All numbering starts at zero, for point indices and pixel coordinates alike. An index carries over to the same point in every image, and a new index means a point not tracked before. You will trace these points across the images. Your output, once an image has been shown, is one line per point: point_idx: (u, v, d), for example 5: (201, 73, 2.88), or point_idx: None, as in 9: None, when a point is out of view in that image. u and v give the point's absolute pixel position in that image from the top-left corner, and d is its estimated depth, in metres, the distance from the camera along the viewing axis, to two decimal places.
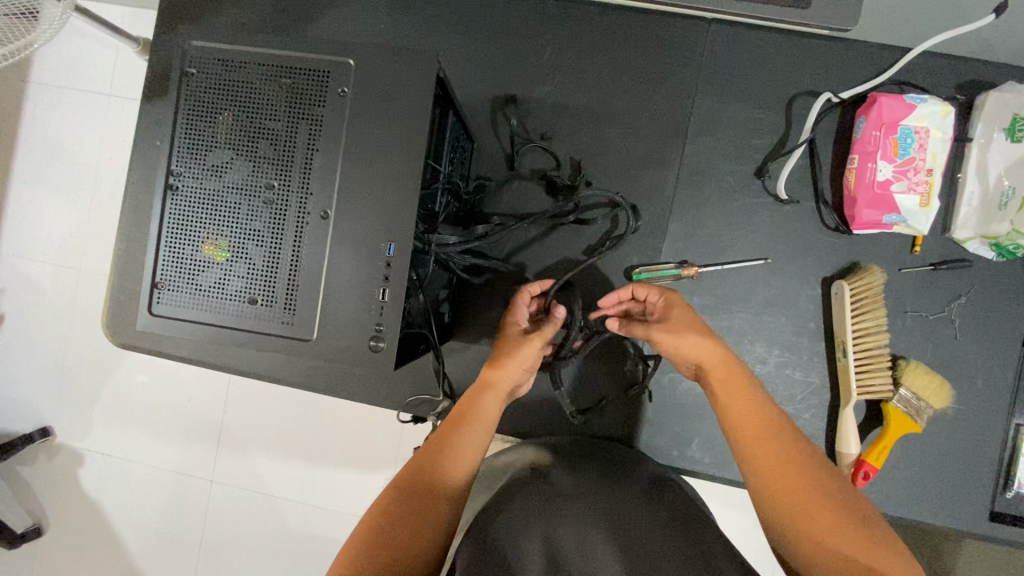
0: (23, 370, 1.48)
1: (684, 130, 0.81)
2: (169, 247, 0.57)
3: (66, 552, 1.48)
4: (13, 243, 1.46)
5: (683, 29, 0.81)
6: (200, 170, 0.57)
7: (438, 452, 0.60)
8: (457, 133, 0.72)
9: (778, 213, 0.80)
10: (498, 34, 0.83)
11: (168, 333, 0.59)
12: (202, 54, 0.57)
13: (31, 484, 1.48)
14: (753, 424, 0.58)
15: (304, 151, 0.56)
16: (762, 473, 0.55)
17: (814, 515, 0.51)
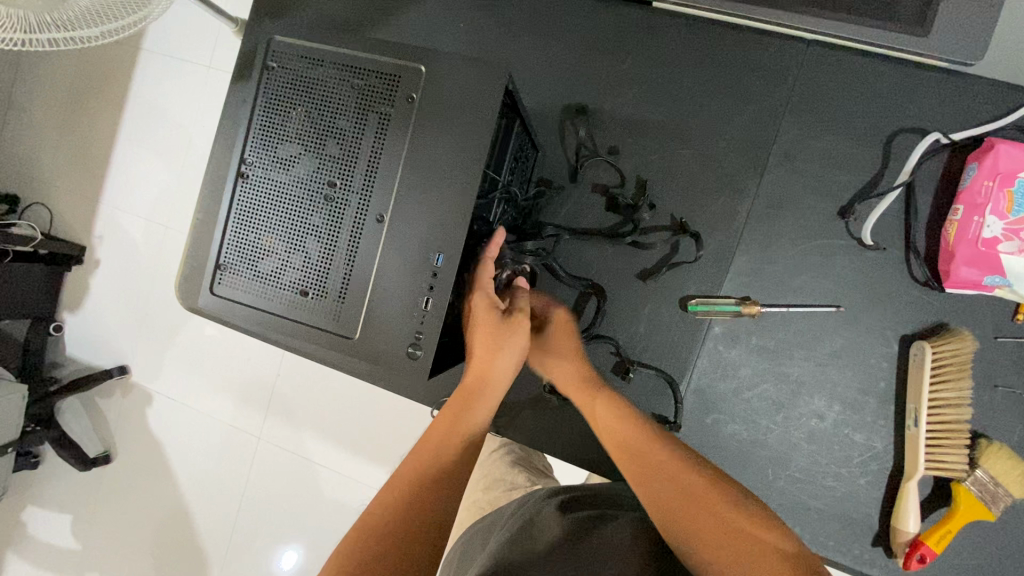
0: (110, 312, 1.62)
1: (766, 157, 0.76)
2: (234, 232, 0.60)
3: (127, 480, 1.62)
4: (113, 197, 1.60)
5: (778, 49, 0.75)
6: (269, 161, 0.59)
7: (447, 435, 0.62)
8: (522, 142, 0.71)
9: (859, 259, 0.73)
10: (578, 41, 0.80)
11: (225, 312, 0.61)
12: (283, 50, 0.59)
13: (107, 415, 1.64)
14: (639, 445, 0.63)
15: (365, 151, 0.57)
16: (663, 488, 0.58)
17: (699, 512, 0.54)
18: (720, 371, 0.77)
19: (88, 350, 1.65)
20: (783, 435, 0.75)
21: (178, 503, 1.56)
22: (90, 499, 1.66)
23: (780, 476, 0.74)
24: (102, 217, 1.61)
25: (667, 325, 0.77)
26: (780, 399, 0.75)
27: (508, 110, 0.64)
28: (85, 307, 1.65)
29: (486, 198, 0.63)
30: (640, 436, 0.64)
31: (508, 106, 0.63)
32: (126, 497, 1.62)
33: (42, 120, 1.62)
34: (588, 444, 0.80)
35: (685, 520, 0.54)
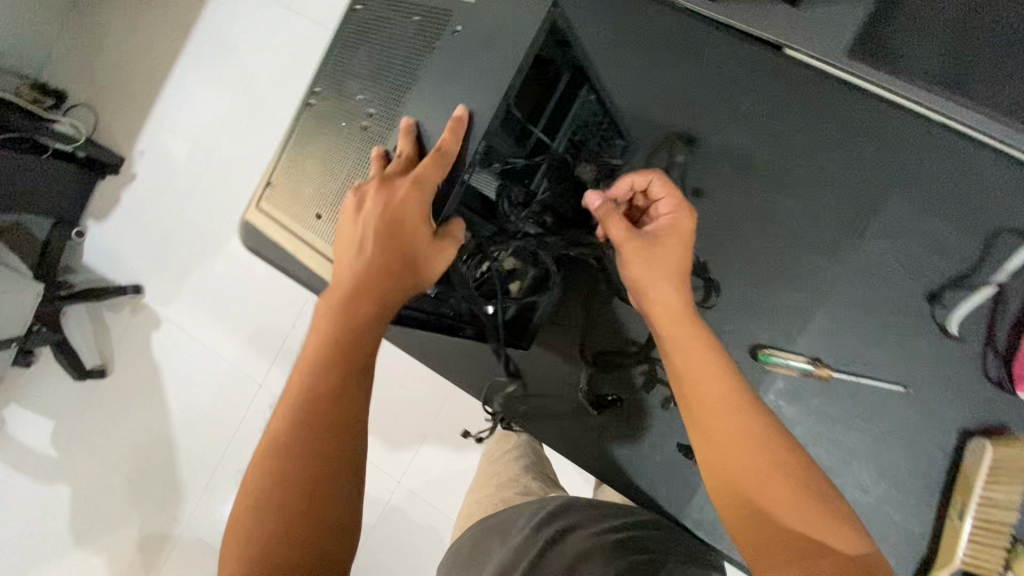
0: (140, 230, 1.62)
1: (864, 226, 0.76)
2: (293, 154, 0.75)
3: (119, 398, 1.62)
4: (165, 116, 1.58)
5: (900, 122, 0.75)
6: (337, 99, 0.75)
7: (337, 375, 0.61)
8: (584, 120, 0.80)
9: (937, 345, 0.73)
10: (702, 72, 0.80)
11: (267, 222, 0.75)
12: (372, 7, 0.77)
13: (112, 329, 1.64)
14: (715, 398, 0.62)
15: (402, 86, 0.68)
16: (732, 455, 0.60)
17: (766, 486, 0.58)
18: None
19: (109, 263, 1.66)
20: None
21: (166, 430, 1.57)
22: (78, 409, 1.65)
23: None
24: (149, 132, 1.60)
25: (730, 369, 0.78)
26: (826, 464, 0.76)
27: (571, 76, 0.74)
28: (113, 218, 1.64)
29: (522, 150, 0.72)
30: (718, 384, 0.63)
31: (568, 66, 0.73)
32: (115, 414, 1.62)
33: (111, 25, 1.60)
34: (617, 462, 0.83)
35: (755, 490, 0.58)
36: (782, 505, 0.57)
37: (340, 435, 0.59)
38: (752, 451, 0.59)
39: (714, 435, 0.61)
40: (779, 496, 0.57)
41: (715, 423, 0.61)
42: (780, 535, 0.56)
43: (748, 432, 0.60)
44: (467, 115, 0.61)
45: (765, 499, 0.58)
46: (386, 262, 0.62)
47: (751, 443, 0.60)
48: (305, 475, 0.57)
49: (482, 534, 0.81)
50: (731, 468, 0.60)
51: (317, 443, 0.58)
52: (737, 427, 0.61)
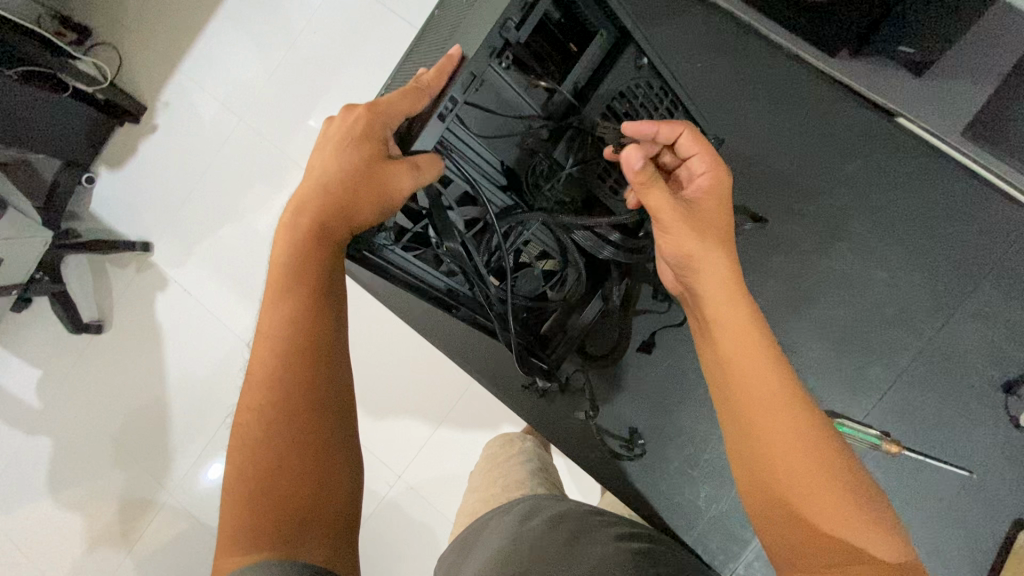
0: (155, 186, 1.53)
1: (951, 307, 0.75)
2: None
3: (111, 357, 1.54)
4: (196, 69, 1.49)
5: (1005, 207, 0.73)
6: (401, 70, 0.75)
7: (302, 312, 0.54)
8: (633, 89, 0.65)
9: (1006, 435, 0.73)
10: (805, 127, 0.79)
11: None
12: None
13: (113, 286, 1.55)
14: (763, 391, 0.51)
15: (439, 42, 0.64)
16: (782, 461, 0.49)
17: (822, 494, 0.48)
18: None
19: (116, 214, 1.56)
20: None
21: (159, 398, 1.49)
22: (68, 364, 1.57)
23: None
24: (175, 83, 1.51)
25: None
26: None
27: (612, 33, 0.63)
28: (127, 169, 1.55)
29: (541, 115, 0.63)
30: (766, 373, 0.52)
31: (609, 23, 0.63)
32: (105, 373, 1.54)
33: None
34: (654, 498, 0.83)
35: (808, 503, 0.48)
36: (836, 515, 0.48)
37: (310, 369, 0.53)
38: (801, 453, 0.49)
39: (763, 439, 0.51)
40: (833, 505, 0.48)
41: (746, 395, 0.52)
42: (804, 534, 0.49)
43: (801, 427, 0.50)
44: (460, 56, 0.53)
45: (821, 511, 0.48)
46: (330, 190, 0.55)
47: (799, 440, 0.50)
48: (285, 426, 0.52)
49: (484, 528, 0.70)
50: (778, 480, 0.50)
51: (285, 383, 0.52)
52: (789, 423, 0.50)
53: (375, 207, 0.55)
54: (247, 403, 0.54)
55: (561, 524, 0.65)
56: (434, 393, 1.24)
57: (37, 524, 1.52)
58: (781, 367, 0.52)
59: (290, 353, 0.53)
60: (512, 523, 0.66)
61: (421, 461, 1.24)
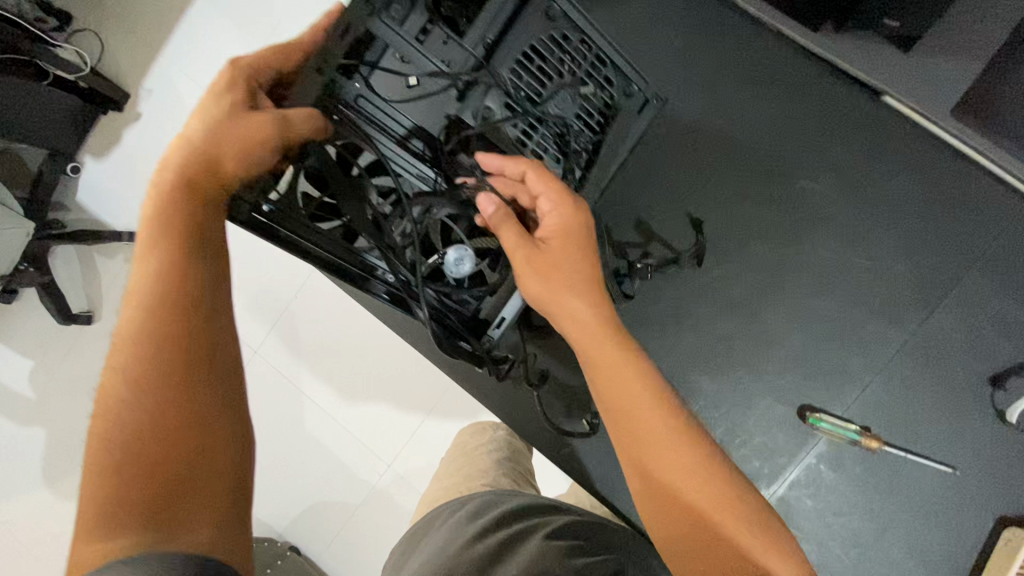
0: (139, 176, 1.51)
1: (938, 296, 0.71)
2: None
3: (100, 349, 1.53)
4: (176, 55, 1.46)
5: (994, 192, 0.70)
6: None
7: (175, 264, 0.47)
8: (551, 41, 0.59)
9: (991, 430, 0.71)
10: (791, 109, 0.75)
11: None
12: None
13: (102, 277, 1.55)
14: (644, 419, 0.54)
15: None
16: (667, 483, 0.52)
17: (709, 510, 0.51)
18: (812, 488, 0.74)
19: (100, 205, 1.54)
20: (847, 569, 0.74)
21: None
22: (57, 354, 1.57)
23: None
24: (156, 70, 1.47)
25: (772, 426, 0.75)
26: (858, 534, 0.74)
27: None
28: (108, 158, 1.52)
29: (444, 72, 0.56)
30: (647, 399, 0.54)
31: None
32: (94, 365, 1.53)
33: None
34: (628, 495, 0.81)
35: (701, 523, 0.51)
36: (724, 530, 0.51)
37: (182, 323, 0.46)
38: (685, 472, 0.52)
39: (652, 467, 0.53)
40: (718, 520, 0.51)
41: (631, 424, 0.54)
42: (707, 550, 0.50)
43: (684, 452, 0.52)
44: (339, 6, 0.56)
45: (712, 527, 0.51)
46: (198, 145, 0.52)
47: (682, 461, 0.52)
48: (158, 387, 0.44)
49: (437, 521, 0.67)
50: (666, 502, 0.52)
51: (152, 339, 0.45)
52: (671, 450, 0.52)
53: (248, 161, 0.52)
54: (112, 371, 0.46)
55: (513, 522, 0.61)
56: (414, 383, 1.22)
57: (30, 513, 1.53)
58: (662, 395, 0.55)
59: (164, 309, 0.46)
60: (459, 520, 0.62)
61: (403, 453, 1.23)
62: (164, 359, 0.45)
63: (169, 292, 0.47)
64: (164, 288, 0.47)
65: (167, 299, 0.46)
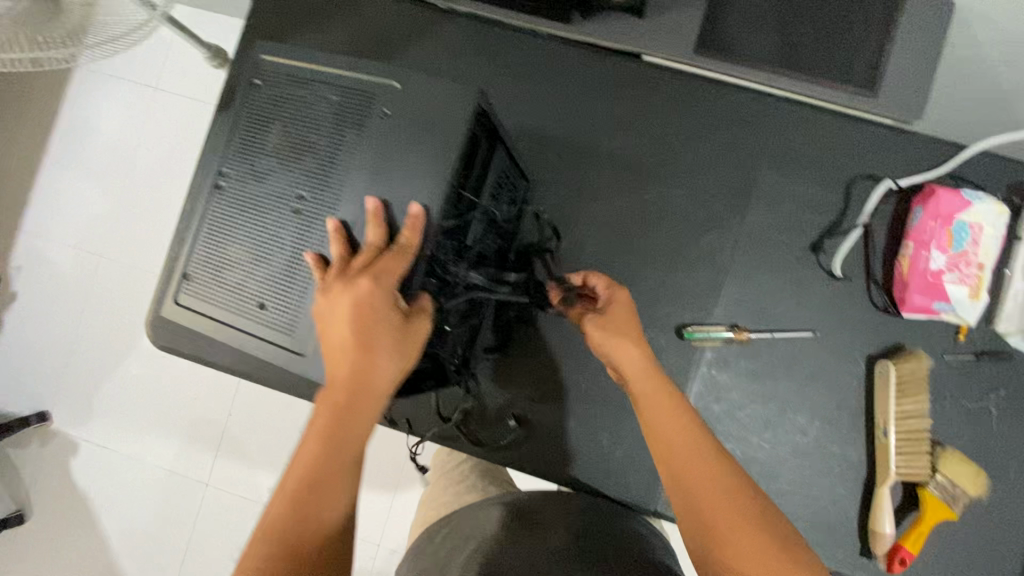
0: (25, 355, 1.40)
1: (745, 198, 0.83)
2: (205, 242, 0.69)
3: (34, 551, 1.37)
4: (36, 224, 1.40)
5: (750, 102, 0.84)
6: (245, 174, 0.67)
7: (321, 487, 0.52)
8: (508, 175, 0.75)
9: (829, 289, 0.82)
10: (578, 89, 0.86)
11: (190, 319, 0.70)
12: (266, 68, 0.68)
13: (21, 470, 1.38)
14: (689, 459, 0.59)
15: (324, 163, 0.64)
16: (711, 523, 0.56)
17: (745, 543, 0.54)
18: (715, 395, 0.82)
19: (2, 398, 1.40)
20: (772, 453, 0.81)
21: (105, 569, 1.34)
22: None
23: (770, 489, 0.81)
24: (23, 246, 1.40)
25: (663, 353, 0.83)
26: (768, 419, 0.82)
27: (498, 136, 0.71)
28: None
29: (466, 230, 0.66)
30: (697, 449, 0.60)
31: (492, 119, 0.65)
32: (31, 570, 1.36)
33: None
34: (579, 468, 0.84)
35: (734, 555, 0.54)
36: (761, 559, 0.54)
37: (320, 553, 0.51)
38: (727, 508, 0.56)
39: (694, 504, 0.58)
40: (757, 551, 0.54)
41: (673, 456, 0.60)
42: (734, 569, 0.54)
43: (721, 490, 0.57)
44: (423, 211, 0.59)
45: (739, 560, 0.54)
46: (352, 364, 0.56)
47: (727, 500, 0.57)
48: None
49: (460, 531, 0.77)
50: (708, 536, 0.56)
51: (286, 542, 0.50)
52: (713, 491, 0.57)
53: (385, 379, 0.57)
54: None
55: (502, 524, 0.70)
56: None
57: None
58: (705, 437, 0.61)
59: (306, 533, 0.51)
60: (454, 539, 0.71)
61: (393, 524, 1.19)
62: None
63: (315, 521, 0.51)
64: (313, 510, 0.51)
65: (303, 523, 0.51)
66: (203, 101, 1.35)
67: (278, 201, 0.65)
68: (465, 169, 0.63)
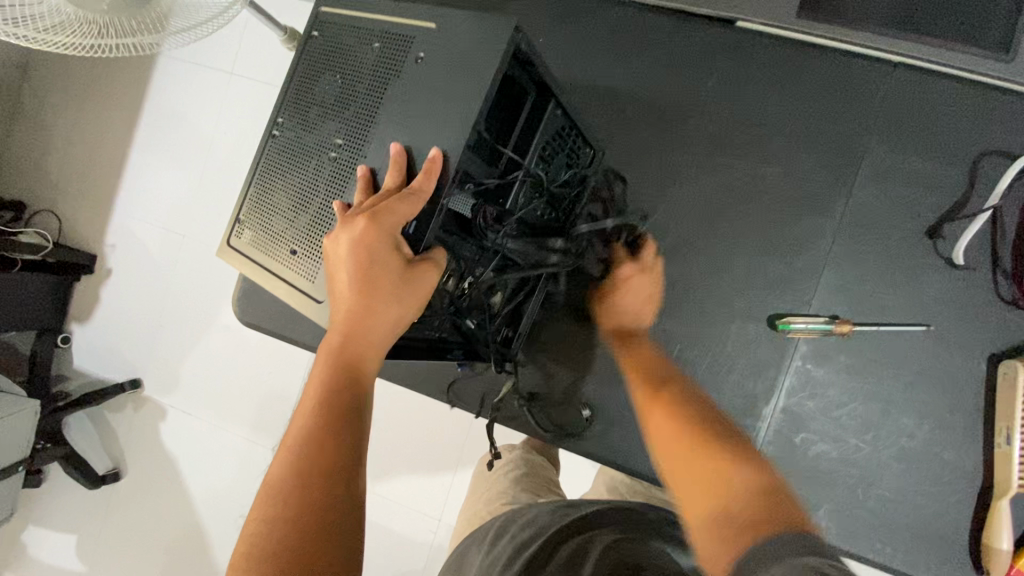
0: (117, 326, 1.51)
1: (853, 177, 0.76)
2: (254, 193, 0.66)
3: (128, 506, 1.48)
4: (127, 203, 1.49)
5: (863, 71, 0.76)
6: (297, 126, 0.65)
7: (328, 418, 0.51)
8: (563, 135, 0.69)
9: (948, 278, 0.74)
10: (666, 62, 0.81)
11: (235, 265, 0.67)
12: (326, 20, 0.66)
13: (117, 431, 1.50)
14: (665, 406, 0.63)
15: (368, 115, 0.60)
16: (670, 453, 0.56)
17: (706, 465, 0.52)
18: (809, 390, 0.76)
19: (101, 365, 1.52)
20: (872, 455, 0.75)
21: (189, 526, 1.43)
22: (87, 527, 1.50)
23: (870, 494, 0.74)
24: (115, 224, 1.50)
25: (753, 344, 0.77)
26: (870, 419, 0.75)
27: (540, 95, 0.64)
28: (94, 319, 1.52)
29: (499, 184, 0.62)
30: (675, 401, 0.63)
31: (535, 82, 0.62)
32: (126, 523, 1.48)
33: (45, 123, 1.52)
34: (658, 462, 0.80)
35: (683, 479, 0.53)
36: (709, 480, 0.51)
37: (324, 483, 0.49)
38: (686, 440, 0.56)
39: (657, 442, 0.59)
40: (706, 473, 0.52)
41: (651, 402, 0.64)
42: (691, 486, 0.52)
43: (695, 425, 0.58)
44: (440, 154, 0.54)
45: (696, 476, 0.52)
46: (353, 304, 0.54)
47: (696, 431, 0.57)
48: (298, 540, 0.46)
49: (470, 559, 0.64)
50: (672, 464, 0.55)
51: (297, 484, 0.48)
52: (681, 429, 0.58)
53: (388, 324, 0.54)
54: (253, 510, 0.48)
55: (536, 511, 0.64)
56: (428, 429, 1.21)
57: None
58: (701, 403, 0.63)
59: (310, 460, 0.49)
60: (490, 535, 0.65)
61: (452, 505, 1.18)
62: (306, 519, 0.47)
63: (319, 452, 0.50)
64: (318, 439, 0.50)
65: (309, 453, 0.50)
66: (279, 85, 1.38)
67: (321, 145, 0.63)
68: (496, 116, 0.59)
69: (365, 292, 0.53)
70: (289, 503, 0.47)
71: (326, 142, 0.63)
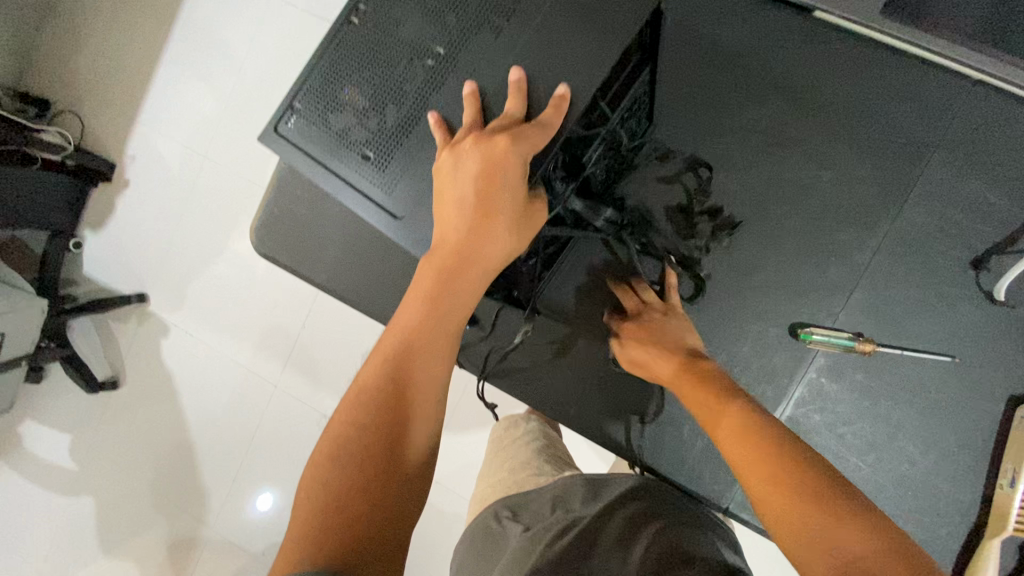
0: (129, 237, 1.50)
1: (905, 194, 0.73)
2: (317, 77, 0.64)
3: (124, 414, 1.51)
4: (152, 115, 1.46)
5: (938, 85, 0.71)
6: (384, 16, 0.63)
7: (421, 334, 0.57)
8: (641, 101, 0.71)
9: (983, 312, 0.72)
10: (733, 45, 0.76)
11: (280, 153, 0.65)
12: None
13: (120, 340, 1.52)
14: (731, 424, 0.58)
15: (473, 24, 0.59)
16: (755, 490, 0.52)
17: (793, 503, 0.49)
18: (819, 404, 0.75)
19: (110, 275, 1.52)
20: (871, 476, 0.74)
21: (180, 443, 1.46)
22: (81, 428, 1.53)
23: None
24: (137, 135, 1.47)
25: (772, 349, 0.76)
26: (876, 440, 0.74)
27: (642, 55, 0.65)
28: (107, 227, 1.51)
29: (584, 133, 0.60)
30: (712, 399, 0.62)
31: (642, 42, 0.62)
32: (120, 431, 1.51)
33: (78, 21, 1.48)
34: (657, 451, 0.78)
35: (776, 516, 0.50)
36: (806, 520, 0.48)
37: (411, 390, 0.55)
38: (767, 463, 0.53)
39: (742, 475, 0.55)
40: (806, 510, 0.48)
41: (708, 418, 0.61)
42: (786, 518, 0.49)
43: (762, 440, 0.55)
44: (569, 92, 0.55)
45: (787, 515, 0.49)
46: (464, 230, 0.56)
47: (776, 451, 0.53)
48: (384, 432, 0.53)
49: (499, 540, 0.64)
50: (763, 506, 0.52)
51: (387, 396, 0.54)
52: (758, 453, 0.54)
53: (495, 255, 0.58)
54: (346, 398, 0.55)
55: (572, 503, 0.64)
56: None
57: None
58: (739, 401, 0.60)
59: (401, 366, 0.55)
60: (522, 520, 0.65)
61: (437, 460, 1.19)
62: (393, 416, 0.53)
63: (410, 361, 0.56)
64: (412, 353, 0.56)
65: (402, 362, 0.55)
66: (320, 15, 1.33)
67: (411, 44, 0.61)
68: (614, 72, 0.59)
69: (483, 219, 0.56)
70: (379, 400, 0.54)
71: (418, 43, 0.61)
